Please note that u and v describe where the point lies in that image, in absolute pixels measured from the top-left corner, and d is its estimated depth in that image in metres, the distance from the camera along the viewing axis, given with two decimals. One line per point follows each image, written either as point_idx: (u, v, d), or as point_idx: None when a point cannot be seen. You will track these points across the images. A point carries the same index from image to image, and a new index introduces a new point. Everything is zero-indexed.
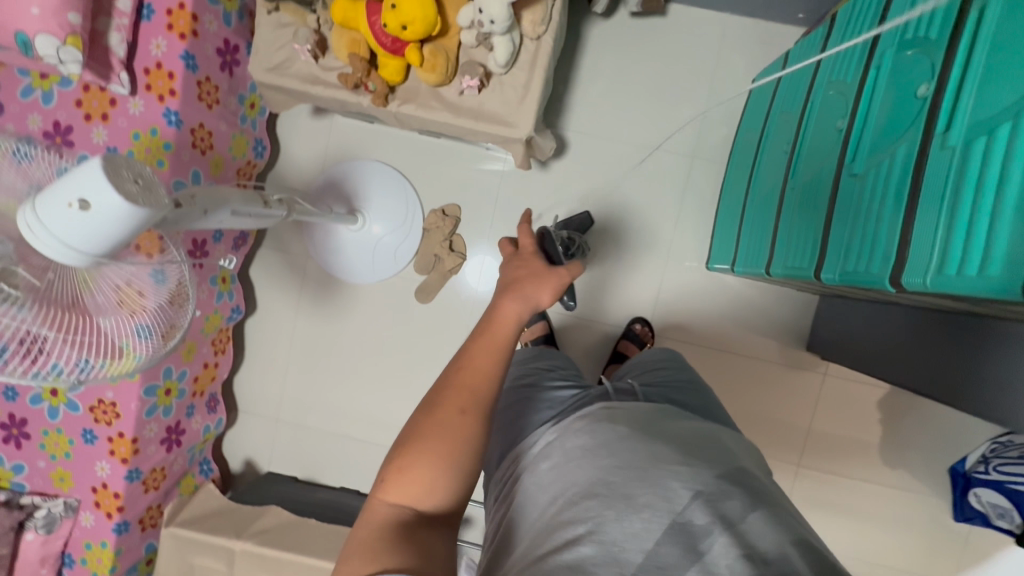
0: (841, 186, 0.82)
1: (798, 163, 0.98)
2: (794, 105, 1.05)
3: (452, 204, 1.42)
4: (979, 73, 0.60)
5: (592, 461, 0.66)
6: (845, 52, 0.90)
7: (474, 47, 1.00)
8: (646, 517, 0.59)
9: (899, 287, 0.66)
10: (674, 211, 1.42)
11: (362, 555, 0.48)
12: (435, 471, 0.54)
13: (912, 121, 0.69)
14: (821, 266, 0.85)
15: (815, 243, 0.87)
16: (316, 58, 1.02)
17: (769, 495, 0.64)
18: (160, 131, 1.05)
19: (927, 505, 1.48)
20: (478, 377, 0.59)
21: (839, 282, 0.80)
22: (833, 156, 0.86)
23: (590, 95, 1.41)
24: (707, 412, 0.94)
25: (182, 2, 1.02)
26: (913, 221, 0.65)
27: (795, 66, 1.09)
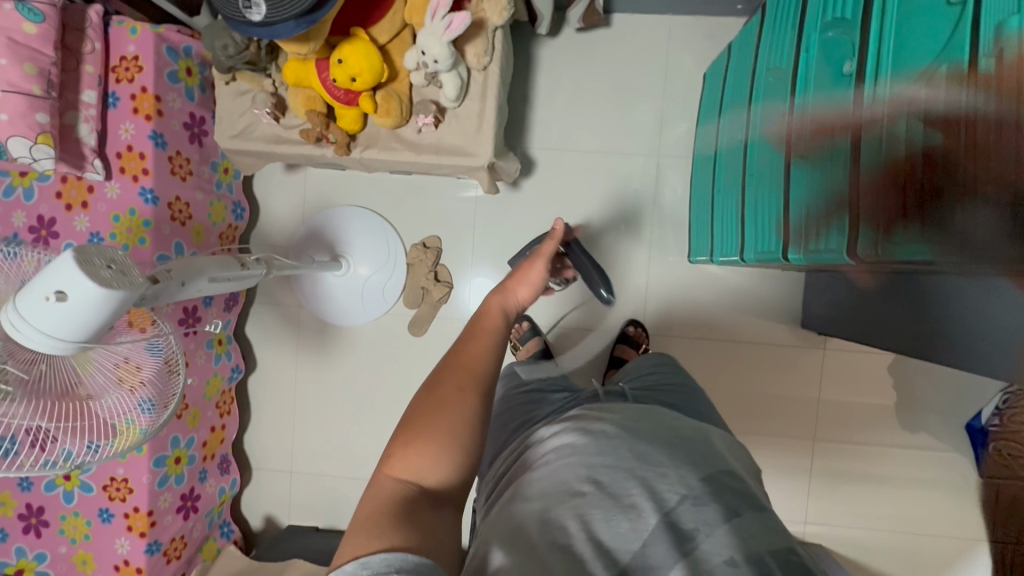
0: (792, 167, 0.84)
1: (753, 150, 1.00)
2: (742, 94, 1.07)
3: (432, 236, 1.45)
4: (893, 47, 0.63)
5: (582, 460, 0.66)
6: (777, 38, 0.93)
7: (425, 86, 1.03)
8: (633, 516, 0.60)
9: (859, 259, 0.69)
10: (649, 211, 1.44)
11: (366, 530, 0.46)
12: (434, 448, 0.52)
13: (844, 98, 0.72)
14: (788, 247, 0.86)
15: (779, 225, 0.89)
16: (276, 119, 1.06)
17: (756, 500, 0.66)
18: (138, 209, 1.09)
19: (951, 466, 1.46)
20: (491, 369, 0.59)
21: (807, 260, 0.81)
22: (782, 139, 0.88)
23: (549, 111, 1.44)
24: (697, 414, 0.94)
25: (144, 86, 1.07)
26: (863, 194, 0.67)
27: (737, 57, 1.12)
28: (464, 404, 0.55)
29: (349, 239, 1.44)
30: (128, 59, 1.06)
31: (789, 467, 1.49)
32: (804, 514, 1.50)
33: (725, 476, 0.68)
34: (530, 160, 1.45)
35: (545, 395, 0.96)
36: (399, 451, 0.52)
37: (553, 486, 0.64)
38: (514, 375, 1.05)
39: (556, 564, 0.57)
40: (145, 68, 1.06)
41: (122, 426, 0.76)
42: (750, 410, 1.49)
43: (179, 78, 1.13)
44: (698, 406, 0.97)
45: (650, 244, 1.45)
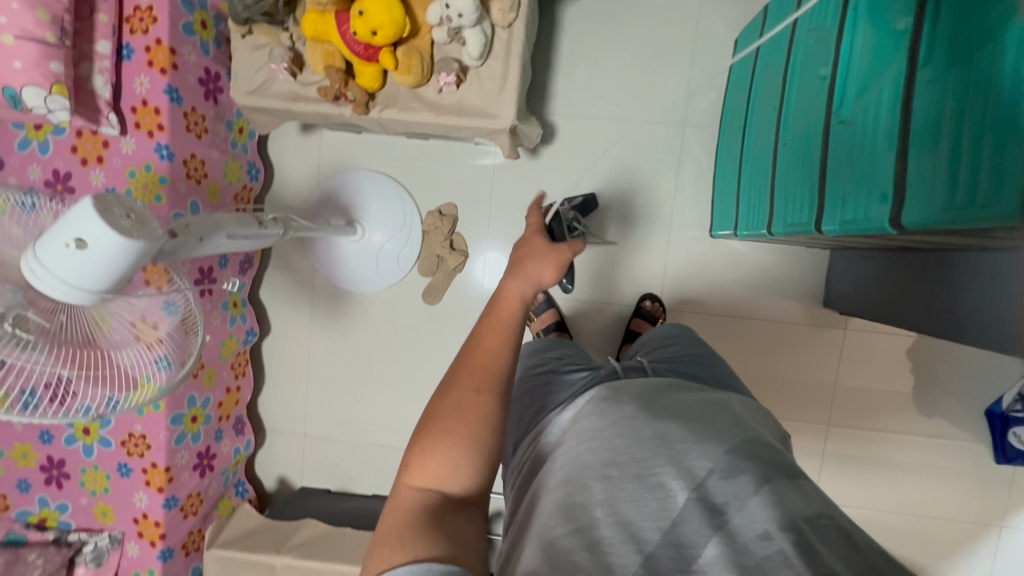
0: (830, 134, 0.80)
1: (788, 117, 0.96)
2: (778, 59, 1.02)
3: (448, 203, 1.43)
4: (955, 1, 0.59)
5: (603, 443, 0.67)
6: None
7: (447, 43, 0.99)
8: (660, 495, 0.60)
9: (901, 228, 0.66)
10: (671, 183, 1.40)
11: (391, 544, 0.41)
12: (456, 452, 0.46)
13: (894, 58, 0.67)
14: (821, 218, 0.82)
15: (812, 196, 0.85)
16: (294, 75, 1.03)
17: (788, 467, 0.64)
18: (154, 166, 1.07)
19: (967, 451, 1.45)
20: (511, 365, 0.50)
21: (841, 232, 0.78)
22: (820, 105, 0.84)
23: (572, 76, 1.39)
24: (719, 383, 0.94)
25: (159, 37, 1.04)
26: (910, 160, 0.63)
27: (774, 20, 1.06)
28: (486, 406, 0.47)
29: (364, 204, 1.42)
30: (142, 9, 1.03)
31: (801, 446, 1.49)
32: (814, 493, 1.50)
33: (753, 445, 0.66)
34: (550, 127, 1.41)
35: (566, 372, 0.96)
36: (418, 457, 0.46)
37: (577, 471, 0.66)
38: (532, 355, 1.06)
39: (578, 544, 0.57)
40: (159, 19, 1.03)
41: (139, 381, 0.75)
42: (764, 389, 1.48)
43: (195, 30, 1.09)
44: (720, 375, 0.96)
45: (671, 217, 1.42)
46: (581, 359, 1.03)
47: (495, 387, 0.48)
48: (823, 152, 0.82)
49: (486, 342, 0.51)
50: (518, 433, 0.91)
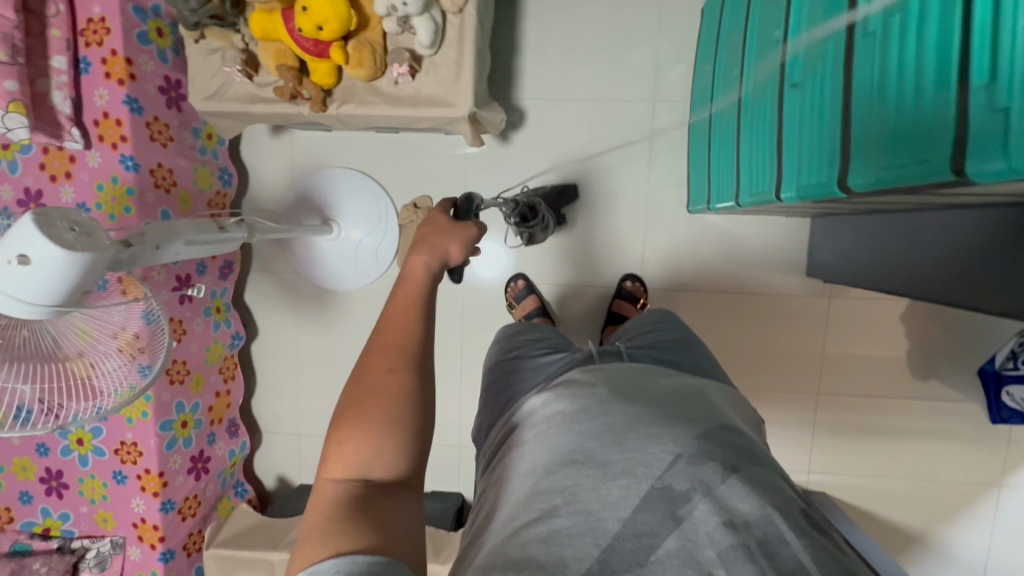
0: (785, 98, 0.78)
1: (748, 84, 0.94)
2: (738, 25, 1.00)
3: (423, 196, 1.42)
4: None
5: (571, 428, 0.66)
6: None
7: (399, 33, 0.98)
8: (623, 483, 0.59)
9: (847, 191, 0.63)
10: (645, 161, 1.39)
11: (312, 541, 0.44)
12: (373, 438, 0.48)
13: (837, 15, 0.65)
14: (781, 186, 0.81)
15: (773, 164, 0.83)
16: (249, 77, 1.03)
17: (754, 454, 0.63)
18: (120, 178, 1.08)
19: (961, 413, 1.43)
20: (422, 343, 0.52)
21: (798, 199, 0.76)
22: (776, 70, 0.82)
23: (538, 59, 1.37)
24: (697, 369, 0.92)
25: (113, 49, 1.04)
26: (850, 120, 0.61)
27: None
28: (394, 389, 0.49)
29: (339, 203, 1.42)
30: (95, 22, 1.03)
31: (793, 417, 1.48)
32: (808, 463, 1.49)
33: (722, 431, 0.64)
34: (519, 111, 1.39)
35: (543, 357, 0.94)
36: (337, 450, 0.48)
37: (544, 458, 0.65)
38: (512, 338, 1.04)
39: (536, 534, 0.56)
40: (113, 30, 1.03)
41: (124, 390, 0.79)
42: (753, 362, 1.47)
43: (150, 39, 1.09)
44: (698, 360, 0.94)
45: (647, 195, 1.40)
46: (561, 342, 1.01)
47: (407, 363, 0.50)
48: (779, 116, 0.80)
49: (402, 325, 0.52)
50: (494, 422, 0.90)
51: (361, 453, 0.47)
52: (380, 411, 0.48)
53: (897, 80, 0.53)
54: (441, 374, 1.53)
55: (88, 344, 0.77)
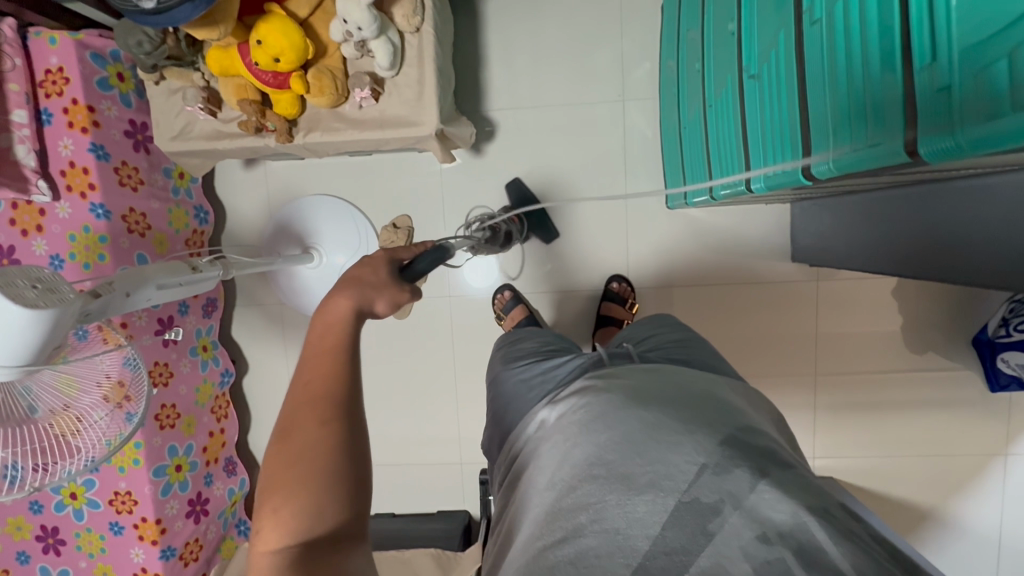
0: (745, 90, 0.78)
1: (710, 76, 0.94)
2: (695, 20, 1.00)
3: (402, 216, 1.42)
4: None
5: (590, 438, 0.65)
6: None
7: (358, 58, 0.98)
8: (649, 498, 0.57)
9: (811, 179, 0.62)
10: (620, 161, 1.38)
11: None
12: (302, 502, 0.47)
13: (784, 5, 0.65)
14: (750, 178, 0.81)
15: (740, 156, 0.83)
16: (213, 113, 1.02)
17: (781, 456, 0.61)
18: (92, 226, 1.07)
19: (960, 383, 1.42)
20: (345, 394, 0.52)
21: (767, 189, 0.76)
22: (733, 63, 0.82)
23: (503, 69, 1.37)
24: (707, 367, 0.88)
25: (74, 97, 1.04)
26: (807, 109, 0.61)
27: None
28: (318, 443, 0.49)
29: (320, 229, 1.41)
30: (53, 72, 1.03)
31: (792, 403, 1.47)
32: (813, 448, 1.48)
33: (743, 434, 0.63)
34: (489, 123, 1.39)
35: (546, 354, 0.91)
36: (273, 519, 0.47)
37: (565, 473, 0.63)
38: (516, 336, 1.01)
39: (562, 556, 0.55)
40: (72, 79, 1.03)
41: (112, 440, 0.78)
42: (747, 351, 1.46)
43: (111, 84, 1.09)
44: (706, 358, 0.90)
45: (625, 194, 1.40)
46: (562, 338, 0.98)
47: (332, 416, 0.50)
48: (739, 106, 0.81)
49: (318, 376, 0.52)
50: (501, 430, 0.88)
51: (299, 518, 0.47)
52: (303, 471, 0.48)
53: (842, 56, 0.52)
54: (436, 393, 1.52)
55: (71, 397, 0.76)
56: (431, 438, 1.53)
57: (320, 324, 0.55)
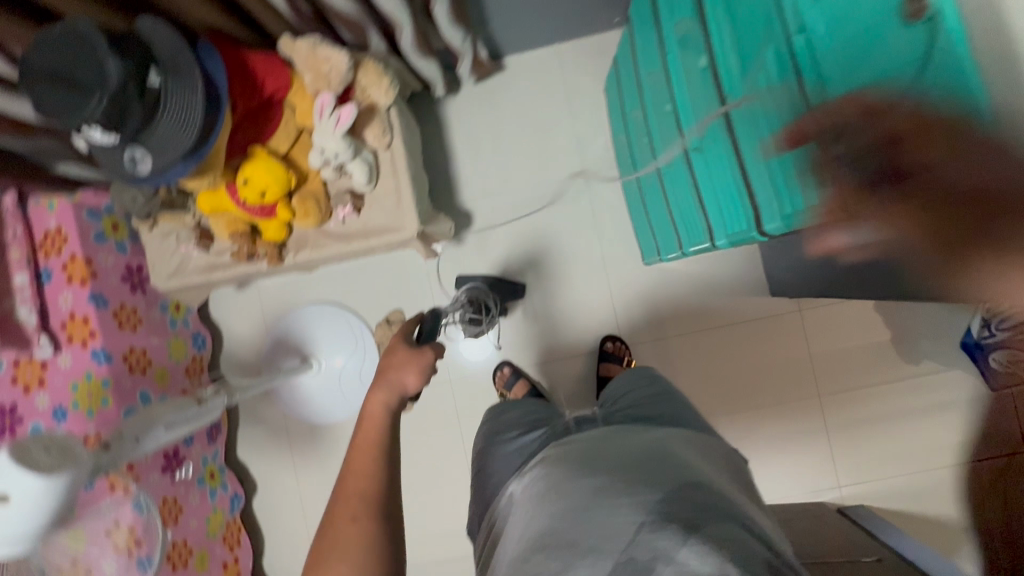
0: (690, 160, 0.86)
1: (659, 148, 1.03)
2: (636, 102, 1.12)
3: (394, 310, 1.45)
4: (728, 39, 0.65)
5: (544, 508, 0.66)
6: (648, 50, 0.97)
7: (337, 178, 1.05)
8: (590, 561, 0.58)
9: (766, 234, 0.68)
10: (593, 228, 1.46)
11: None
12: None
13: (705, 92, 0.74)
14: (713, 234, 0.87)
15: (700, 216, 0.90)
16: (206, 248, 1.08)
17: (722, 509, 0.59)
18: (94, 372, 1.10)
19: (961, 387, 1.44)
20: (382, 487, 0.58)
21: (730, 244, 0.82)
22: (675, 137, 0.91)
23: (470, 163, 1.48)
24: (679, 420, 0.85)
25: (74, 253, 1.10)
26: (747, 175, 0.68)
27: (625, 69, 1.16)
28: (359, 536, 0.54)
29: (314, 336, 1.44)
30: (52, 234, 1.10)
31: (805, 434, 1.47)
32: (836, 476, 1.46)
33: (688, 488, 0.61)
34: (465, 212, 1.47)
35: (530, 423, 0.91)
36: None
37: (519, 545, 0.64)
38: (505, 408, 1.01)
39: None
40: (70, 237, 1.10)
41: None
42: (749, 389, 1.48)
43: (105, 235, 1.14)
44: (679, 411, 0.88)
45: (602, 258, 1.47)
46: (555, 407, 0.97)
47: (367, 512, 0.55)
48: (691, 173, 0.88)
49: (360, 470, 0.59)
50: (483, 506, 0.88)
51: None
52: (348, 565, 0.52)
53: (768, 134, 0.59)
54: (450, 482, 1.49)
55: (80, 550, 0.74)
56: (451, 532, 1.48)
57: (361, 428, 0.63)
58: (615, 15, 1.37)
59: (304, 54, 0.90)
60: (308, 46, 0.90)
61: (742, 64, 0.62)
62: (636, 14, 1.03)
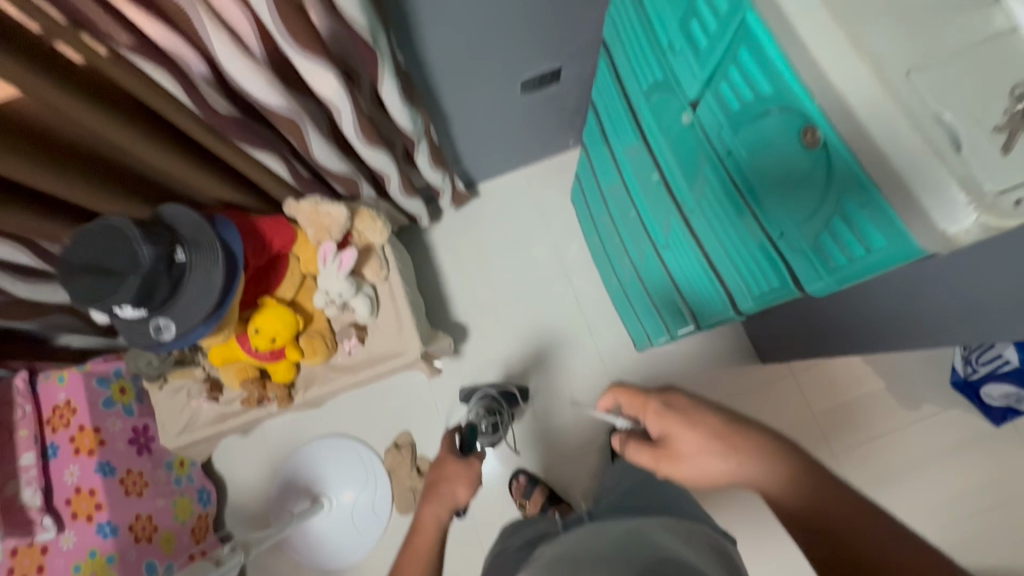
0: (662, 256, 0.96)
1: (631, 246, 1.13)
2: (602, 209, 1.25)
3: (402, 432, 1.45)
4: (669, 160, 0.77)
5: None
6: (605, 169, 1.12)
7: (341, 314, 1.12)
8: None
9: (746, 313, 0.76)
10: (583, 323, 1.54)
11: None
12: None
13: (660, 201, 0.85)
14: (698, 317, 0.94)
15: (681, 302, 0.98)
16: (216, 398, 1.11)
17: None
18: (98, 549, 1.05)
19: (967, 425, 1.46)
20: None
21: (716, 323, 0.89)
22: (644, 238, 1.02)
23: (460, 280, 1.58)
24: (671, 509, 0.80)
25: (81, 423, 1.10)
26: (715, 266, 0.77)
27: (588, 184, 1.32)
28: None
29: (322, 472, 1.41)
30: (61, 407, 1.11)
31: None
32: None
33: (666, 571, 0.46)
34: (460, 325, 1.54)
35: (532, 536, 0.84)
36: None
37: None
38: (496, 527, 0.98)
39: None
40: (79, 408, 1.11)
41: None
42: None
43: (113, 400, 1.16)
44: (666, 501, 0.83)
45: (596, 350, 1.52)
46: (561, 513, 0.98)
47: None
48: (665, 265, 0.97)
49: None
50: None
51: None
52: None
53: (724, 230, 0.68)
54: None
55: None
56: None
57: None
58: (570, 138, 1.57)
59: (306, 211, 1.01)
60: (311, 204, 1.01)
61: (688, 176, 0.73)
62: (590, 141, 1.20)
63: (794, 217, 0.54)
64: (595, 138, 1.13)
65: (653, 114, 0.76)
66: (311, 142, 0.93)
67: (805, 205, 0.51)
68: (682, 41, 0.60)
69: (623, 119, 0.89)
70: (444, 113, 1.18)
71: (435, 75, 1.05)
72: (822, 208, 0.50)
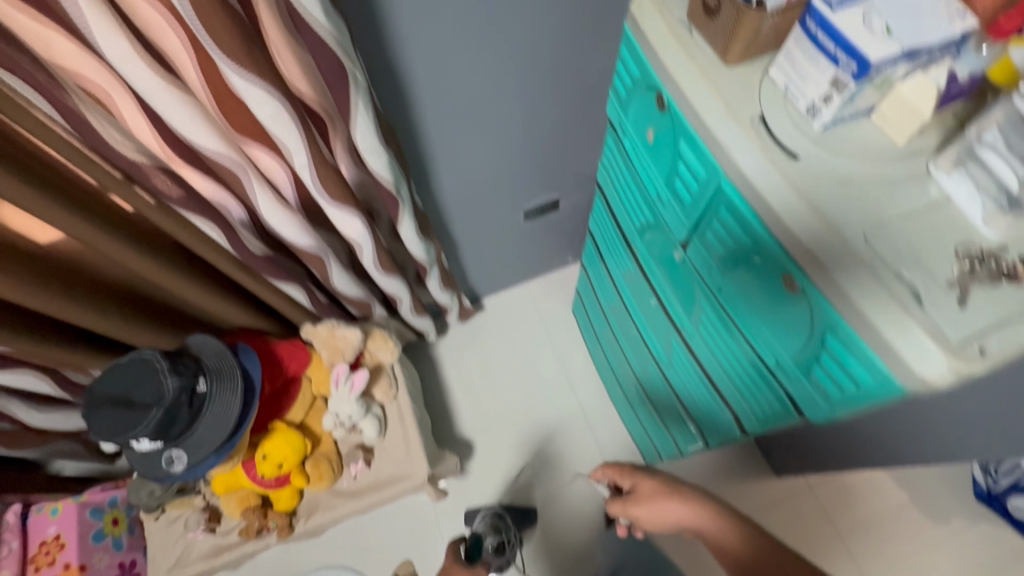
0: (665, 373, 1.00)
1: (631, 355, 1.18)
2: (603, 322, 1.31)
3: (403, 561, 1.37)
4: (665, 288, 0.84)
5: None
6: (605, 290, 1.19)
7: (348, 436, 1.12)
8: None
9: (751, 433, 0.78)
10: (590, 436, 1.52)
11: None
12: None
13: (660, 323, 0.91)
14: (706, 433, 0.96)
15: (687, 419, 1.00)
16: (213, 529, 1.06)
17: None
18: None
19: (1003, 543, 1.37)
20: None
21: (724, 441, 0.90)
22: (646, 355, 1.06)
23: (465, 393, 1.59)
24: None
25: (68, 561, 1.04)
26: (717, 387, 0.80)
27: (590, 302, 1.38)
28: None
29: None
30: (48, 541, 1.05)
31: None
32: None
33: None
34: (466, 440, 1.52)
35: None
36: None
37: None
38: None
39: None
40: (67, 543, 1.06)
41: None
42: None
43: (103, 533, 1.09)
44: None
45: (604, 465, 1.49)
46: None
47: None
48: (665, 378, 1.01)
49: None
50: None
51: None
52: None
53: (721, 355, 0.72)
54: None
55: None
56: None
57: None
58: (569, 255, 1.67)
59: (323, 334, 1.06)
60: (327, 328, 1.06)
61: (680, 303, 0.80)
62: (589, 264, 1.28)
63: (784, 347, 0.58)
64: (595, 262, 1.22)
65: (647, 248, 0.83)
66: (332, 273, 1.00)
67: (793, 341, 0.56)
68: (665, 192, 0.68)
69: (619, 248, 0.98)
70: (454, 239, 1.28)
71: (447, 209, 1.16)
72: (806, 339, 0.54)
